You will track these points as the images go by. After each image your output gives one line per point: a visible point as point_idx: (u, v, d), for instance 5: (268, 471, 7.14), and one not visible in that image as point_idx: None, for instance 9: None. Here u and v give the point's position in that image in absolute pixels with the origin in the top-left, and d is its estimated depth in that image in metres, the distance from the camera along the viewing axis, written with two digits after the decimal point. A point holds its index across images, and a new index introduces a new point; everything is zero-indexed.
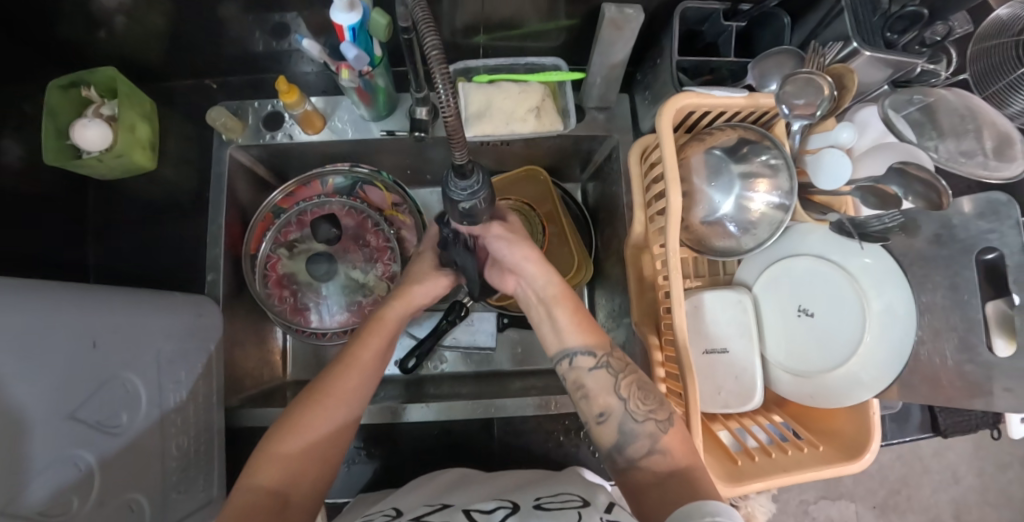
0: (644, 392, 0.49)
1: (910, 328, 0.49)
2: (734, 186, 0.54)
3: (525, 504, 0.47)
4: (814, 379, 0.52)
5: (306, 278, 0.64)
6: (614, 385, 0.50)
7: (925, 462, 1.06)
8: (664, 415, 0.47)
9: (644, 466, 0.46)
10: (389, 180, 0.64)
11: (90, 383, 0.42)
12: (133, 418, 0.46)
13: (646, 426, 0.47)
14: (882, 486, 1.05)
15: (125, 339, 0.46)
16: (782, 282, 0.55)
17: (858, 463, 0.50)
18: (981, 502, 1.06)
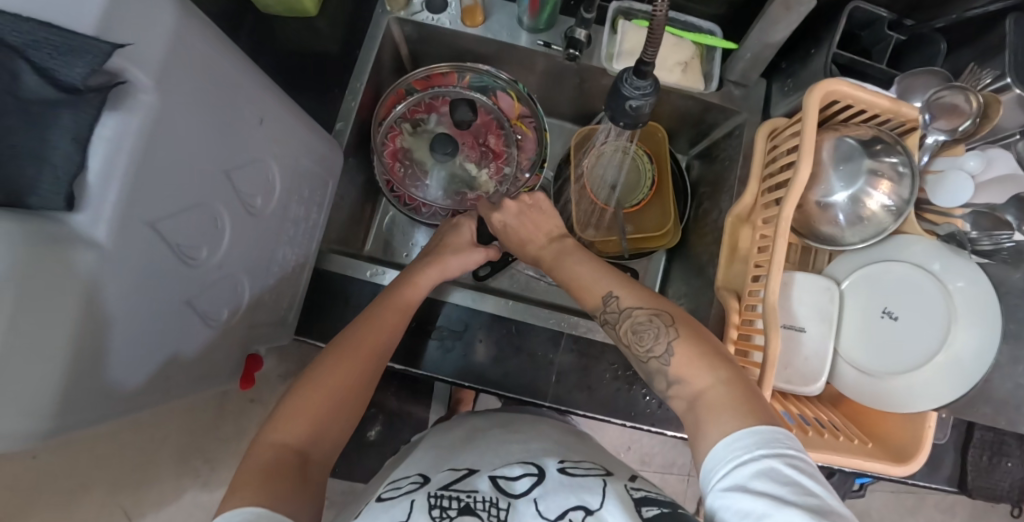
0: (637, 333, 0.48)
1: (989, 352, 0.51)
2: (858, 179, 0.56)
3: (549, 469, 0.47)
4: (880, 379, 0.54)
5: (420, 157, 0.67)
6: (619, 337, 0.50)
7: None
8: (660, 346, 0.46)
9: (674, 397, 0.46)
10: (524, 92, 0.67)
11: (244, 154, 0.44)
12: (261, 204, 0.48)
13: (652, 364, 0.47)
14: None
15: (276, 131, 0.48)
16: (873, 283, 0.57)
17: (905, 468, 0.52)
18: None
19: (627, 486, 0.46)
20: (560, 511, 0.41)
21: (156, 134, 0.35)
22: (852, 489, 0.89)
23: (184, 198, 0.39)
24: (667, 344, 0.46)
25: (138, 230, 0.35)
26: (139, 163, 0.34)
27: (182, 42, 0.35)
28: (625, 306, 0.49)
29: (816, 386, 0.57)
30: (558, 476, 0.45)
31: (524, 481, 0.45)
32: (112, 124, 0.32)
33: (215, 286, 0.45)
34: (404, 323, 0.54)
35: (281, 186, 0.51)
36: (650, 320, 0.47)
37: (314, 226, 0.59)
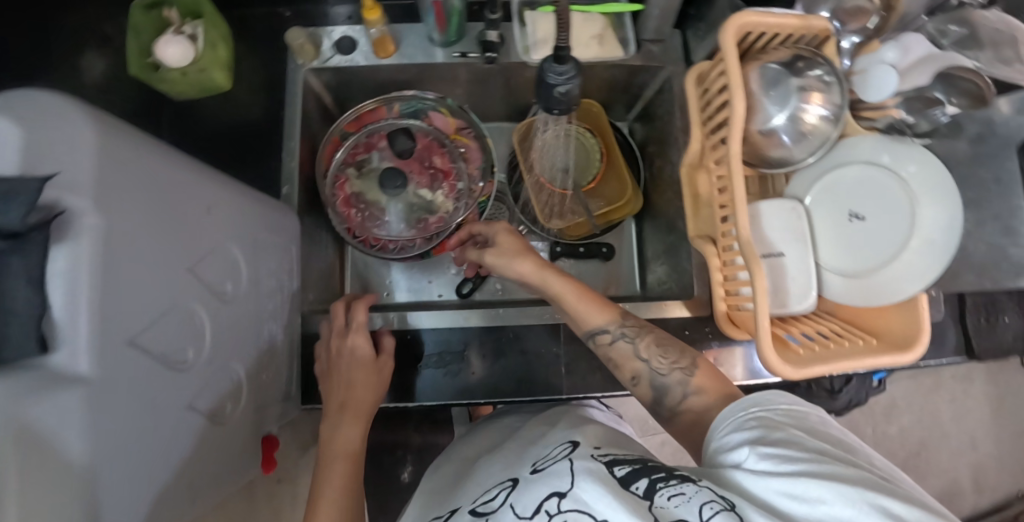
0: (662, 349, 0.51)
1: (953, 223, 0.52)
2: (791, 99, 0.57)
3: (522, 475, 0.46)
4: (865, 278, 0.56)
5: (373, 197, 0.67)
6: (637, 350, 0.51)
7: (946, 427, 1.10)
8: (688, 359, 0.50)
9: (682, 411, 0.48)
10: (455, 106, 0.67)
11: (203, 245, 0.44)
12: (233, 289, 0.48)
13: (669, 376, 0.49)
14: (904, 449, 1.09)
15: (229, 215, 0.48)
16: (833, 191, 0.59)
17: (914, 354, 0.54)
18: (1001, 470, 1.11)
19: (594, 454, 0.45)
20: (536, 506, 0.40)
21: (115, 253, 0.34)
22: (874, 386, 0.94)
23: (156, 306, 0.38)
24: (690, 358, 0.50)
25: (120, 350, 0.34)
26: (103, 284, 0.32)
27: (115, 156, 0.35)
28: (642, 323, 0.53)
29: (808, 301, 0.58)
30: (529, 478, 0.45)
31: (500, 496, 0.45)
32: (60, 258, 0.31)
33: (210, 382, 0.45)
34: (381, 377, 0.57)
35: (246, 265, 0.50)
36: (669, 338, 0.52)
37: (291, 294, 0.59)
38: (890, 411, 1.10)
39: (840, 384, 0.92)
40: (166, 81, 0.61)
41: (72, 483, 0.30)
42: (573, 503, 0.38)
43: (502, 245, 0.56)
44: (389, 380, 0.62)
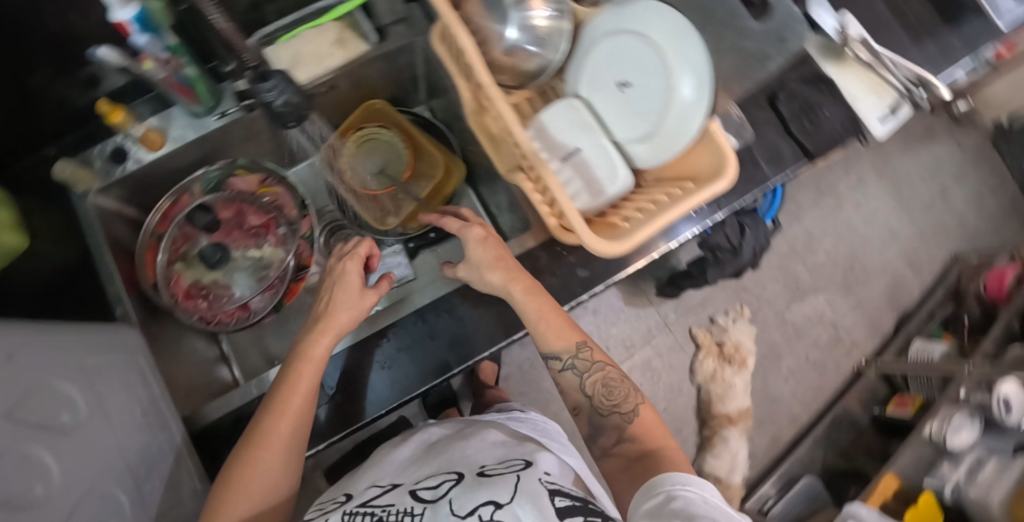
0: (607, 389, 0.60)
1: (698, 50, 0.55)
2: (512, 15, 0.59)
3: (469, 473, 0.55)
4: (655, 134, 0.57)
5: (210, 279, 0.69)
6: (581, 384, 0.61)
7: (863, 231, 1.36)
8: (628, 406, 0.59)
9: (613, 454, 0.58)
10: (246, 163, 0.69)
11: (22, 386, 0.42)
12: (70, 420, 0.47)
13: (611, 419, 0.59)
14: (838, 268, 1.33)
15: (32, 353, 0.45)
16: (600, 73, 0.61)
17: (727, 180, 0.53)
18: (927, 242, 1.38)
19: (540, 475, 0.52)
20: (471, 509, 0.47)
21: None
22: (769, 229, 1.02)
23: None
24: (631, 407, 0.59)
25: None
26: None
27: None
28: (595, 359, 0.61)
29: (622, 180, 0.58)
30: (476, 478, 0.53)
31: (443, 487, 0.53)
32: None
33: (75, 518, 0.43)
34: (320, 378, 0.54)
35: (84, 397, 0.49)
36: (612, 381, 0.61)
37: (154, 401, 0.58)
38: (810, 242, 1.33)
39: (738, 239, 1.00)
40: None
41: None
42: (503, 513, 0.45)
43: (480, 256, 0.59)
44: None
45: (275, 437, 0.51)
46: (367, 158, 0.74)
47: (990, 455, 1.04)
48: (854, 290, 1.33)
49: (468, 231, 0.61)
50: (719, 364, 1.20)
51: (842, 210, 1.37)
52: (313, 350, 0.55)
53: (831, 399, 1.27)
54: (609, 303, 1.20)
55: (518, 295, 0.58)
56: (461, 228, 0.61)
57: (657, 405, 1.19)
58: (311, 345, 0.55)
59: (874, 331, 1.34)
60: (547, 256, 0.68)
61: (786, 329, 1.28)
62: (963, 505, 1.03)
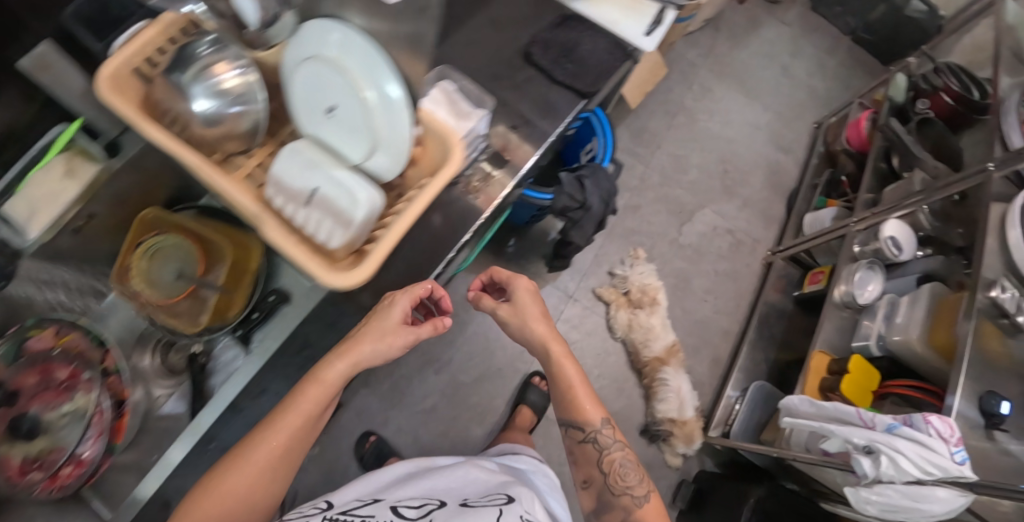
0: (625, 472, 0.71)
1: (365, 49, 0.51)
2: (200, 88, 0.57)
3: (450, 502, 0.64)
4: (379, 144, 0.55)
5: (36, 449, 0.64)
6: (599, 460, 0.72)
7: (725, 135, 1.40)
8: (639, 490, 0.70)
9: (617, 505, 0.70)
10: (33, 321, 0.65)
11: None
12: None
13: (625, 498, 0.70)
14: (715, 177, 1.37)
15: None
16: (308, 106, 0.58)
17: (455, 163, 0.53)
18: (785, 123, 1.45)
19: (520, 511, 0.60)
20: None
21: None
22: (611, 174, 1.02)
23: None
24: (644, 489, 0.70)
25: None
26: None
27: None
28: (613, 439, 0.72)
29: (364, 203, 0.56)
30: (457, 508, 0.61)
31: (422, 509, 0.62)
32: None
33: None
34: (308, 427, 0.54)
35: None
36: (628, 464, 0.72)
37: None
38: (681, 163, 1.36)
39: (582, 194, 0.97)
40: None
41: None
42: None
43: (526, 310, 0.72)
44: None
45: (251, 458, 0.51)
46: (157, 268, 0.73)
47: (901, 297, 1.05)
48: (736, 192, 1.37)
49: (518, 288, 0.73)
50: (632, 312, 1.21)
51: (697, 123, 1.40)
52: (329, 374, 0.54)
53: (752, 300, 1.30)
54: None
55: (549, 349, 0.71)
56: (513, 280, 0.75)
57: (591, 373, 1.20)
58: (330, 369, 0.54)
59: (768, 221, 1.37)
60: (358, 289, 0.66)
61: (686, 253, 1.30)
62: (896, 356, 1.02)
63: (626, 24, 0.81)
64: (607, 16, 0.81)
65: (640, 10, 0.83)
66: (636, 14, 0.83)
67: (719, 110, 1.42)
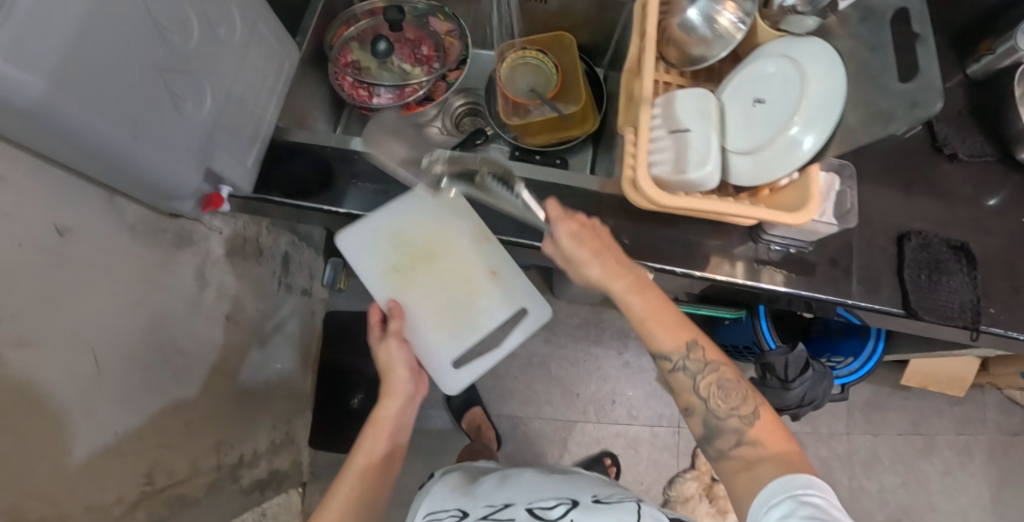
0: (724, 392, 0.58)
1: (842, 94, 0.53)
2: (703, 3, 0.64)
3: (584, 500, 0.65)
4: (761, 149, 0.58)
5: (370, 67, 0.81)
6: (695, 385, 0.59)
7: (936, 499, 1.15)
8: (750, 407, 0.57)
9: (735, 456, 0.56)
10: (450, 11, 0.81)
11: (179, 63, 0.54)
12: (193, 112, 0.57)
13: (731, 420, 0.57)
14: (885, 512, 1.14)
15: (226, 58, 0.60)
16: (747, 86, 0.63)
17: (788, 217, 0.54)
18: None
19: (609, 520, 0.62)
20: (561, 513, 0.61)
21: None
22: (833, 392, 0.93)
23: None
24: (752, 410, 0.57)
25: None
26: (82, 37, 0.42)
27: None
28: (711, 359, 0.59)
29: (706, 171, 0.59)
30: (591, 505, 0.63)
31: (559, 508, 0.63)
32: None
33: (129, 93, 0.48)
34: (386, 441, 0.70)
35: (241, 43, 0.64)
36: (729, 382, 0.58)
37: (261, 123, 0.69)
38: (871, 465, 1.16)
39: (794, 373, 0.91)
40: None
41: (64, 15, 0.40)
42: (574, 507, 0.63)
43: (592, 238, 0.62)
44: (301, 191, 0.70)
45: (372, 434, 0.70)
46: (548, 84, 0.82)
47: None
48: None
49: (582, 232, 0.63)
50: (699, 495, 1.10)
51: (922, 458, 1.17)
52: (386, 416, 0.72)
53: None
54: (643, 366, 1.19)
55: (655, 302, 0.61)
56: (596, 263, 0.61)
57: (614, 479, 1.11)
58: (386, 412, 0.71)
59: None
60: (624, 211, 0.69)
61: None
62: None
63: (442, 341, 0.78)
64: (428, 332, 0.79)
65: (456, 323, 0.79)
66: (466, 329, 0.79)
67: (959, 477, 1.17)
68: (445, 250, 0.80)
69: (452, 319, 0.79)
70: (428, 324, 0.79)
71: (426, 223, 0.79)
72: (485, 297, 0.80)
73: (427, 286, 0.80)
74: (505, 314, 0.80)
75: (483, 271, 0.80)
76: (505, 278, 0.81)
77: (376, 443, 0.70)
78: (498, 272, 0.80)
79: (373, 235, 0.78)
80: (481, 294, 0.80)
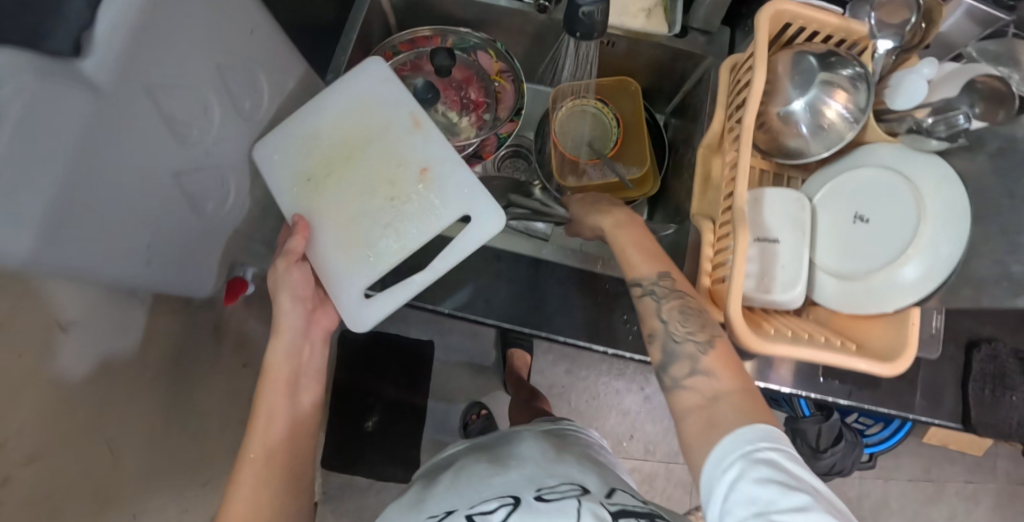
0: (685, 314, 0.49)
1: (963, 241, 0.49)
2: (813, 89, 0.57)
3: (525, 497, 0.49)
4: (858, 278, 0.54)
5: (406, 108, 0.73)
6: (659, 310, 0.50)
7: None
8: (708, 334, 0.48)
9: (690, 387, 0.46)
10: (502, 48, 0.73)
11: None
12: None
13: (687, 345, 0.48)
14: None
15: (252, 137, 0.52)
16: (844, 193, 0.57)
17: (881, 368, 0.51)
18: None
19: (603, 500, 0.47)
20: None
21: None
22: (862, 461, 0.92)
23: (176, 70, 0.42)
24: (711, 336, 0.48)
25: (135, 89, 0.38)
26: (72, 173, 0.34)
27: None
28: (682, 286, 0.51)
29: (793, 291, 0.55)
30: (534, 504, 0.47)
31: (499, 512, 0.47)
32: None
33: None
34: (285, 401, 0.53)
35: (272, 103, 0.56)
36: (698, 309, 0.50)
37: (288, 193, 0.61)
38: (878, 508, 1.19)
39: (826, 444, 0.90)
40: None
41: (62, 155, 0.33)
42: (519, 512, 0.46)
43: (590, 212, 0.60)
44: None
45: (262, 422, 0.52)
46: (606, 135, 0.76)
47: None
48: None
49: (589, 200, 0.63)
50: None
51: (929, 504, 1.19)
52: (273, 362, 0.54)
53: None
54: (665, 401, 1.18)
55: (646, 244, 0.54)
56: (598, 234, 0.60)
57: None
58: (271, 357, 0.54)
59: None
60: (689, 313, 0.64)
61: None
62: None
63: (351, 269, 0.62)
64: (333, 255, 0.63)
65: (368, 234, 0.63)
66: (383, 246, 0.63)
67: None
68: (365, 149, 0.65)
69: (362, 228, 0.63)
70: (339, 240, 0.63)
71: (348, 123, 0.65)
72: (418, 203, 0.64)
73: (342, 196, 0.63)
74: (443, 223, 0.63)
75: (412, 164, 0.64)
76: (440, 176, 0.65)
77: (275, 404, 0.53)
78: (430, 168, 0.65)
79: (287, 138, 0.63)
80: (408, 199, 0.64)
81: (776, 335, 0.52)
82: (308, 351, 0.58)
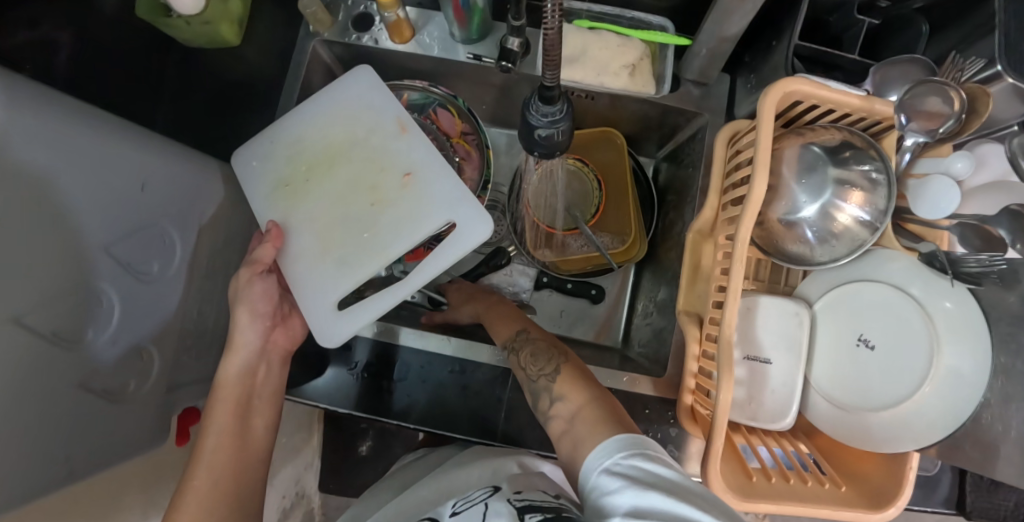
0: (534, 355, 0.53)
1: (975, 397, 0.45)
2: (826, 191, 0.49)
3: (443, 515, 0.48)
4: (855, 414, 0.48)
5: None
6: (517, 362, 0.54)
7: None
8: (552, 366, 0.51)
9: (556, 417, 0.48)
10: (464, 107, 0.64)
11: (114, 349, 0.41)
12: (141, 387, 0.45)
13: (540, 381, 0.51)
14: None
15: (173, 286, 0.47)
16: (846, 306, 0.51)
17: (878, 516, 0.45)
18: None
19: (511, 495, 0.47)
20: None
21: (11, 213, 0.31)
22: None
23: (52, 283, 0.35)
24: (555, 366, 0.51)
25: (1, 330, 0.32)
26: None
27: (19, 92, 0.32)
28: (533, 334, 0.56)
29: (786, 422, 0.51)
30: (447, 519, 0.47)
31: None
32: None
33: (48, 450, 0.36)
34: (238, 410, 0.50)
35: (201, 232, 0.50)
36: (547, 349, 0.54)
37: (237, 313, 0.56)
38: None
39: None
40: (172, 27, 0.55)
41: None
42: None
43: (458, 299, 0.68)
44: (315, 378, 0.63)
45: (224, 395, 0.50)
46: (582, 196, 0.70)
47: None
48: None
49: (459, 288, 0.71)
50: None
51: None
52: (224, 377, 0.50)
53: None
54: None
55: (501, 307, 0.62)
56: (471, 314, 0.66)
57: None
58: (223, 372, 0.50)
59: None
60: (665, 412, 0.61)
61: None
62: None
63: (320, 278, 0.56)
64: (303, 265, 0.56)
65: (340, 246, 0.56)
66: (357, 256, 0.56)
67: None
68: (347, 152, 0.59)
69: (337, 239, 0.57)
70: (308, 256, 0.56)
71: (331, 126, 0.60)
72: (399, 212, 0.57)
73: (318, 196, 0.58)
74: (425, 232, 0.56)
75: (398, 168, 0.58)
76: (426, 184, 0.58)
77: (232, 396, 0.50)
78: (416, 174, 0.58)
79: (269, 143, 0.59)
80: (391, 204, 0.57)
81: (763, 481, 0.48)
82: (266, 365, 0.54)
